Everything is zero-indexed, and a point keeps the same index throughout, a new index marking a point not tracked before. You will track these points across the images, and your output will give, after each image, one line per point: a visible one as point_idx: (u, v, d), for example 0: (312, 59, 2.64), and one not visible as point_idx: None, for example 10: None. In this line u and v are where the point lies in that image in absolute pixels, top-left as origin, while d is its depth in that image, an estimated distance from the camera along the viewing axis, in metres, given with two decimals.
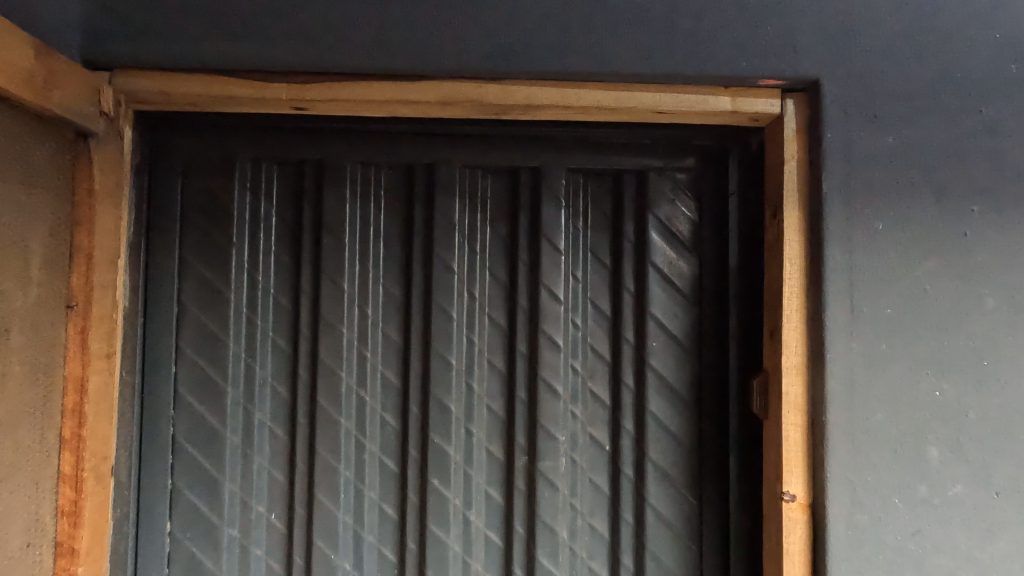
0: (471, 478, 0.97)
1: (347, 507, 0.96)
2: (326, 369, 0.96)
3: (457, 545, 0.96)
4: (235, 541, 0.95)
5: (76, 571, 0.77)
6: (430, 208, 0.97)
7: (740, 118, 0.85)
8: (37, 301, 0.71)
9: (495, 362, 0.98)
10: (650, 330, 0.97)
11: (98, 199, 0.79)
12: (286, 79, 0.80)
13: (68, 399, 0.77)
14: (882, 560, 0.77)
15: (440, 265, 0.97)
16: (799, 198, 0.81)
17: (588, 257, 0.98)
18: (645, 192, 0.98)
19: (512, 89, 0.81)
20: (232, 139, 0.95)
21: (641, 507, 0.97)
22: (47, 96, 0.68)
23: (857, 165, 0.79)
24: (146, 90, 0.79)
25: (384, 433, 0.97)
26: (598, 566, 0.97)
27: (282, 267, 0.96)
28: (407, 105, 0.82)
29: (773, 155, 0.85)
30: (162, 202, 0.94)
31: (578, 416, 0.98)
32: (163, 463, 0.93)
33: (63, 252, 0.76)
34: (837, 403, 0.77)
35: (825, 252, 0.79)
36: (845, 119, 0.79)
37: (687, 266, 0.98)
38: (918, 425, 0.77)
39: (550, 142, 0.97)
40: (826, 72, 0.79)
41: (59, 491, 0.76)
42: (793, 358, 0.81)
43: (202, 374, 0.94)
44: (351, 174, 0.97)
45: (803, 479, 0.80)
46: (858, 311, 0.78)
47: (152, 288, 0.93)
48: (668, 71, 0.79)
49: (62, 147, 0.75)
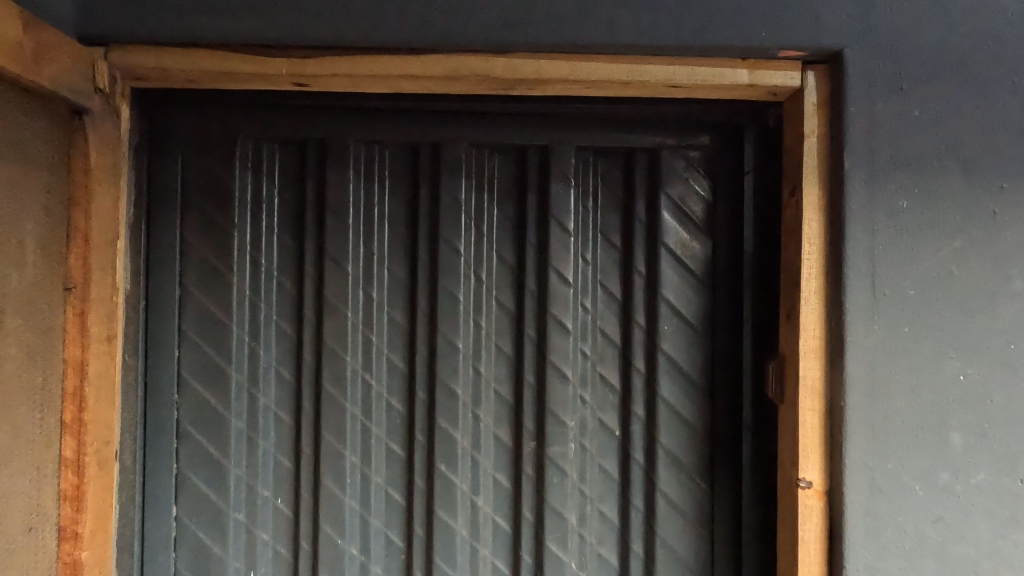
0: (479, 464, 0.95)
1: (354, 492, 0.95)
2: (330, 353, 0.94)
3: (465, 531, 0.95)
4: (242, 526, 0.94)
5: (80, 556, 0.76)
6: (435, 189, 0.95)
7: (757, 92, 0.81)
8: (33, 283, 0.69)
9: (502, 346, 0.96)
10: (662, 313, 0.95)
11: (94, 178, 0.77)
12: (286, 54, 0.77)
13: (68, 383, 0.75)
14: (901, 548, 0.75)
15: (446, 247, 0.94)
16: (819, 176, 0.78)
17: (598, 239, 0.96)
18: (657, 171, 0.95)
19: (520, 62, 0.78)
20: (232, 117, 0.93)
21: (652, 493, 0.95)
22: (38, 70, 0.66)
23: (881, 141, 0.75)
24: (143, 66, 0.76)
25: (390, 418, 0.95)
26: (607, 552, 0.96)
27: (285, 249, 0.94)
28: (411, 80, 0.79)
29: (792, 131, 0.82)
30: (163, 182, 0.92)
31: (587, 400, 0.95)
32: (167, 448, 0.92)
33: (59, 233, 0.74)
34: (856, 388, 0.75)
35: (846, 231, 0.75)
36: (869, 93, 0.75)
37: (700, 247, 0.95)
38: (941, 411, 0.75)
39: (559, 120, 0.94)
40: (850, 43, 0.75)
41: (61, 475, 0.75)
42: (811, 341, 0.78)
43: (204, 357, 0.93)
44: (355, 153, 0.94)
45: (820, 466, 0.78)
46: (880, 293, 0.75)
47: (153, 271, 0.92)
48: (683, 42, 0.76)
49: (56, 125, 0.73)
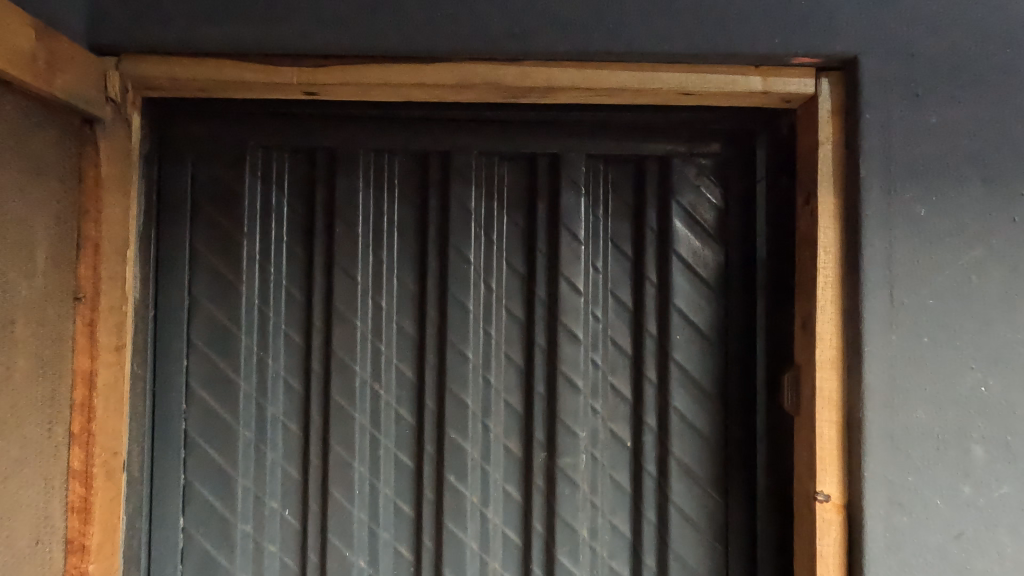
0: (489, 475, 0.94)
1: (362, 504, 0.93)
2: (339, 362, 0.93)
3: (474, 543, 0.94)
4: (249, 537, 0.93)
5: (87, 569, 0.75)
6: (445, 197, 0.94)
7: (771, 99, 0.80)
8: (42, 292, 0.69)
9: (512, 356, 0.95)
10: (674, 323, 0.94)
11: (105, 187, 0.76)
12: (297, 63, 0.77)
13: (77, 393, 0.75)
14: (923, 564, 0.73)
15: (456, 256, 0.94)
16: (835, 183, 0.77)
17: (608, 247, 0.95)
18: (669, 179, 0.94)
19: (532, 70, 0.77)
20: (242, 127, 0.92)
21: (664, 505, 0.94)
22: (49, 80, 0.66)
23: (898, 148, 0.74)
24: (154, 75, 0.77)
25: (399, 427, 0.94)
26: (619, 566, 0.94)
27: (294, 258, 0.94)
28: (422, 88, 0.79)
29: (806, 138, 0.81)
30: (172, 191, 0.92)
31: (598, 411, 0.94)
32: (175, 458, 0.92)
33: (69, 243, 0.73)
34: (874, 399, 0.73)
35: (863, 240, 0.74)
36: (885, 99, 0.74)
37: (712, 255, 0.94)
38: (962, 423, 0.73)
39: (570, 128, 0.93)
40: (865, 49, 0.75)
41: (69, 486, 0.74)
42: (828, 352, 0.77)
43: (213, 366, 0.93)
44: (364, 162, 0.94)
45: (838, 478, 0.76)
46: (898, 302, 0.74)
47: (163, 280, 0.91)
48: (695, 50, 0.75)
49: (67, 134, 0.73)
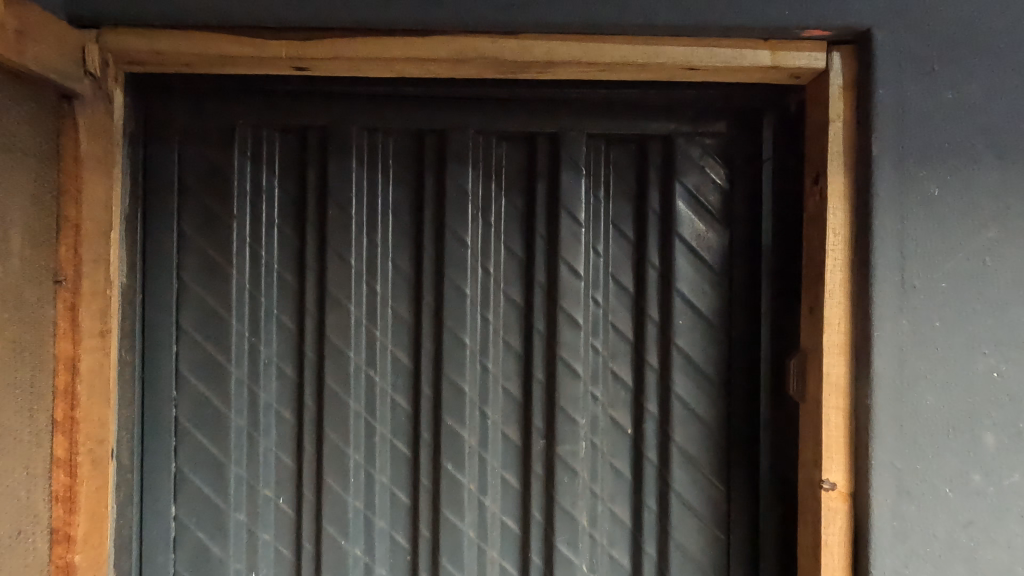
0: (487, 462, 0.92)
1: (357, 492, 0.92)
2: (333, 349, 0.91)
3: (472, 531, 0.92)
4: (243, 525, 0.91)
5: (73, 560, 0.73)
6: (441, 178, 0.91)
7: (779, 74, 0.77)
8: (20, 276, 0.66)
9: (511, 341, 0.92)
10: (676, 307, 0.91)
11: (85, 166, 0.73)
12: (284, 36, 0.73)
13: (60, 380, 0.72)
14: (930, 553, 0.71)
15: (452, 237, 0.91)
16: (845, 162, 0.74)
17: (610, 230, 0.92)
18: (672, 159, 0.91)
19: (530, 44, 0.74)
20: (230, 104, 0.89)
21: (665, 492, 0.92)
22: (21, 51, 0.62)
23: (911, 125, 0.71)
24: (136, 50, 0.73)
25: (395, 415, 0.92)
26: (620, 554, 0.93)
27: (285, 241, 0.91)
28: (415, 63, 0.75)
29: (815, 116, 0.78)
30: (158, 172, 0.89)
31: (599, 398, 0.92)
32: (165, 447, 0.90)
33: (47, 223, 0.70)
34: (884, 386, 0.71)
35: (874, 222, 0.72)
36: (900, 75, 0.71)
37: (717, 238, 0.91)
38: (973, 409, 0.71)
39: (570, 105, 0.90)
40: (878, 21, 0.71)
41: (53, 475, 0.72)
42: (836, 337, 0.74)
43: (203, 353, 0.90)
44: (357, 142, 0.91)
45: (845, 467, 0.74)
46: (909, 286, 0.71)
47: (150, 264, 0.89)
48: (701, 22, 0.72)
49: (43, 109, 0.69)
